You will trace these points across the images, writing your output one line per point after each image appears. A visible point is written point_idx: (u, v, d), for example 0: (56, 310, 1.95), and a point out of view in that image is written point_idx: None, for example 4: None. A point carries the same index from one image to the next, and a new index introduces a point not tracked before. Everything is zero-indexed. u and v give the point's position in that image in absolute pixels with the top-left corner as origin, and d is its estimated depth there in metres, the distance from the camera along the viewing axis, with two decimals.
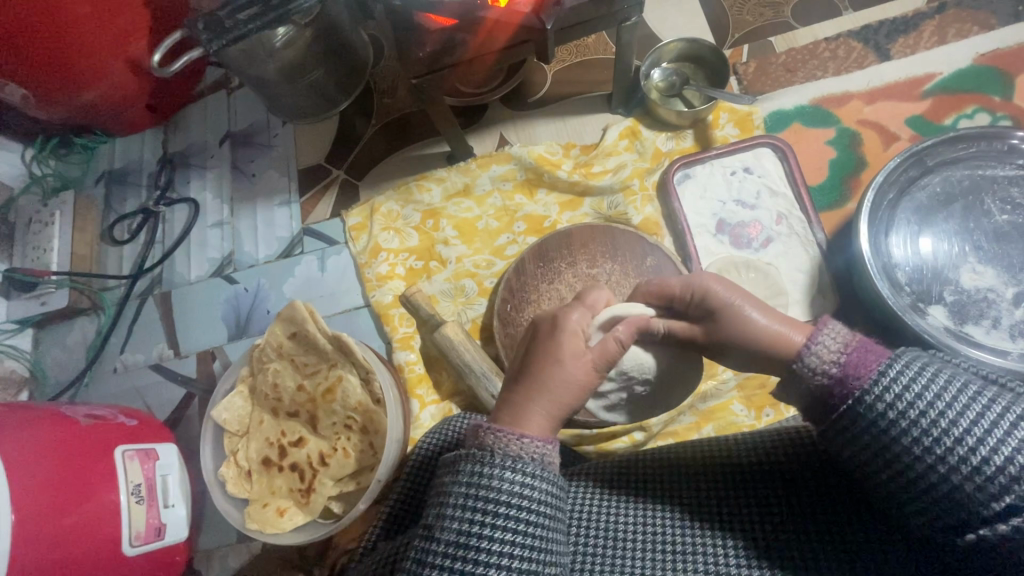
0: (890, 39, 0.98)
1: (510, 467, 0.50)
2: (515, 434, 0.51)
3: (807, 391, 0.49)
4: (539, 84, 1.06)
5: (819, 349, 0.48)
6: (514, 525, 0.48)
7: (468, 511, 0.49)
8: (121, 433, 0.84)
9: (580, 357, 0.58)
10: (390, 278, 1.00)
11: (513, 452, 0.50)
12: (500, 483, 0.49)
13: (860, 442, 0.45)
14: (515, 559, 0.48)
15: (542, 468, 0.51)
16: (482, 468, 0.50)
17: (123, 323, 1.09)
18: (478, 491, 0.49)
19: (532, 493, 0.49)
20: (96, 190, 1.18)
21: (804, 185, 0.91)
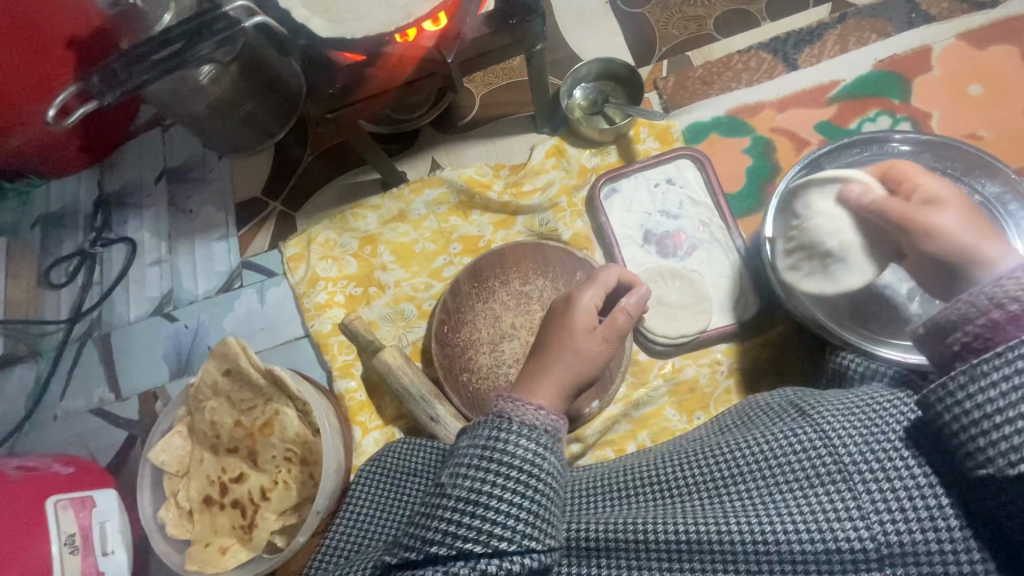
0: (798, 49, 1.03)
1: (525, 434, 0.52)
2: (531, 406, 0.55)
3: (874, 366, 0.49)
4: (467, 107, 1.08)
5: None
6: (519, 485, 0.50)
7: (479, 468, 0.50)
8: (55, 483, 0.83)
9: (592, 333, 0.69)
10: (329, 307, 1.00)
11: (528, 419, 0.53)
12: (513, 445, 0.51)
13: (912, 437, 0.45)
14: (521, 521, 0.48)
15: (549, 439, 0.53)
16: (497, 431, 0.52)
17: (62, 368, 1.07)
18: (492, 450, 0.51)
19: (542, 455, 0.52)
20: (32, 235, 1.17)
21: (722, 194, 0.95)
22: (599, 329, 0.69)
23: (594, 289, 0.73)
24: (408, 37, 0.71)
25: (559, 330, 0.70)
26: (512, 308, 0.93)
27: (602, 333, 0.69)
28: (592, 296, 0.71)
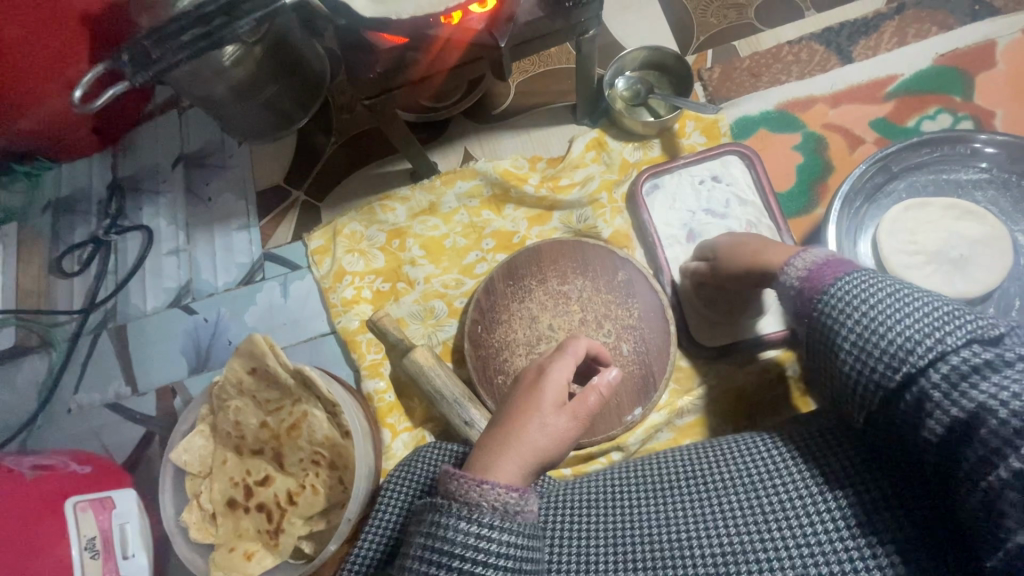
0: (852, 41, 0.98)
1: (466, 517, 0.48)
2: (475, 481, 0.50)
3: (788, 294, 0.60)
4: (502, 95, 1.03)
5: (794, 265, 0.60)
6: (480, 564, 0.47)
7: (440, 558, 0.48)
8: (72, 483, 0.79)
9: (561, 408, 0.58)
10: (356, 302, 0.96)
11: (473, 501, 0.49)
12: (463, 529, 0.48)
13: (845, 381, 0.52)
14: None
15: (504, 517, 0.49)
16: (440, 518, 0.49)
17: (75, 360, 1.03)
18: (445, 540, 0.48)
19: (502, 533, 0.48)
20: (43, 220, 1.12)
21: (772, 192, 0.90)
22: (569, 405, 0.59)
23: (563, 363, 0.62)
24: (453, 19, 0.66)
25: (522, 402, 0.59)
26: (550, 309, 0.89)
27: (572, 410, 0.58)
28: (560, 366, 0.61)
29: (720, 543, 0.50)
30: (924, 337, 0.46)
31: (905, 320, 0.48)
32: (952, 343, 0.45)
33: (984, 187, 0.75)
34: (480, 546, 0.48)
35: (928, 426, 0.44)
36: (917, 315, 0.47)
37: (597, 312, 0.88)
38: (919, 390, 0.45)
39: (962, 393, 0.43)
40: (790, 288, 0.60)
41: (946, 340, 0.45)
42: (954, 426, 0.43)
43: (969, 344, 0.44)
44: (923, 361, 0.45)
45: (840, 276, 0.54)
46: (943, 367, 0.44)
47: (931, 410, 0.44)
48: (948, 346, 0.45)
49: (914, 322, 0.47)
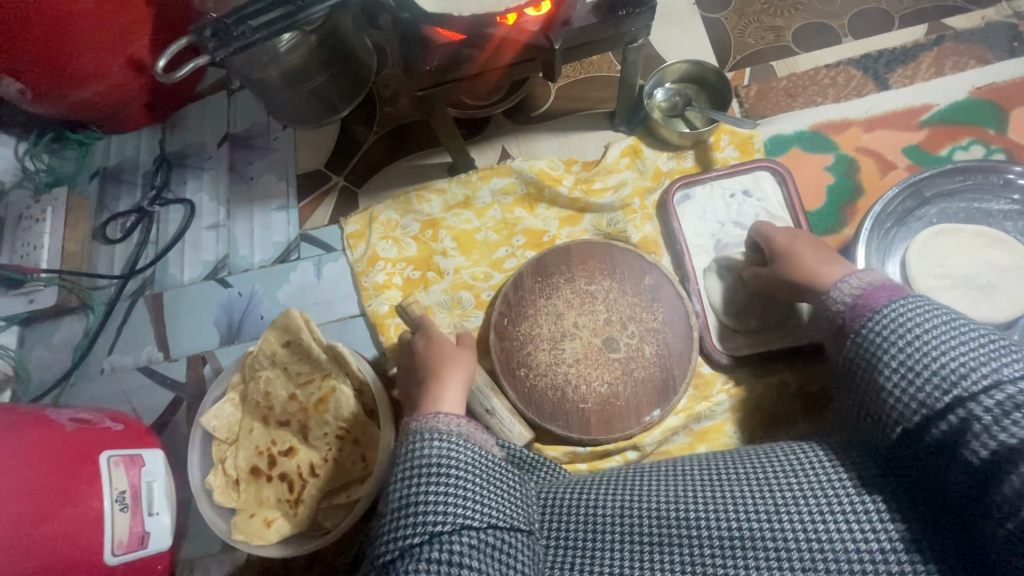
0: (890, 69, 1.00)
1: (434, 440, 0.58)
2: (438, 415, 0.61)
3: (832, 314, 0.61)
4: (542, 98, 1.06)
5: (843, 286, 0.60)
6: (449, 483, 0.55)
7: (414, 492, 0.55)
8: (104, 439, 0.82)
9: None
10: (387, 288, 0.99)
11: (437, 426, 0.59)
12: (430, 456, 0.56)
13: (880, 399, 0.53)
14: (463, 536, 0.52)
15: (463, 439, 0.59)
16: (412, 445, 0.58)
17: (111, 324, 1.07)
18: (416, 469, 0.56)
19: (466, 463, 0.57)
20: (91, 187, 1.17)
21: (802, 210, 0.92)
22: None
23: None
24: (509, 20, 0.69)
25: None
26: (576, 307, 0.91)
27: None
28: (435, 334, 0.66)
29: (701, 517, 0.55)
30: (979, 366, 0.48)
31: (959, 349, 0.49)
32: (1006, 374, 0.46)
33: (1015, 218, 0.77)
34: (448, 477, 0.55)
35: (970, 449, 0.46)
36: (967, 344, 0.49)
37: (622, 313, 0.90)
38: (965, 411, 0.47)
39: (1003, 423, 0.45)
40: (838, 309, 0.60)
41: (965, 385, 0.47)
42: (999, 452, 0.45)
43: (1000, 384, 0.46)
44: (975, 388, 0.47)
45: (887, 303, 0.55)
46: (988, 400, 0.46)
47: (972, 440, 0.46)
48: (1003, 377, 0.46)
49: (964, 353, 0.49)
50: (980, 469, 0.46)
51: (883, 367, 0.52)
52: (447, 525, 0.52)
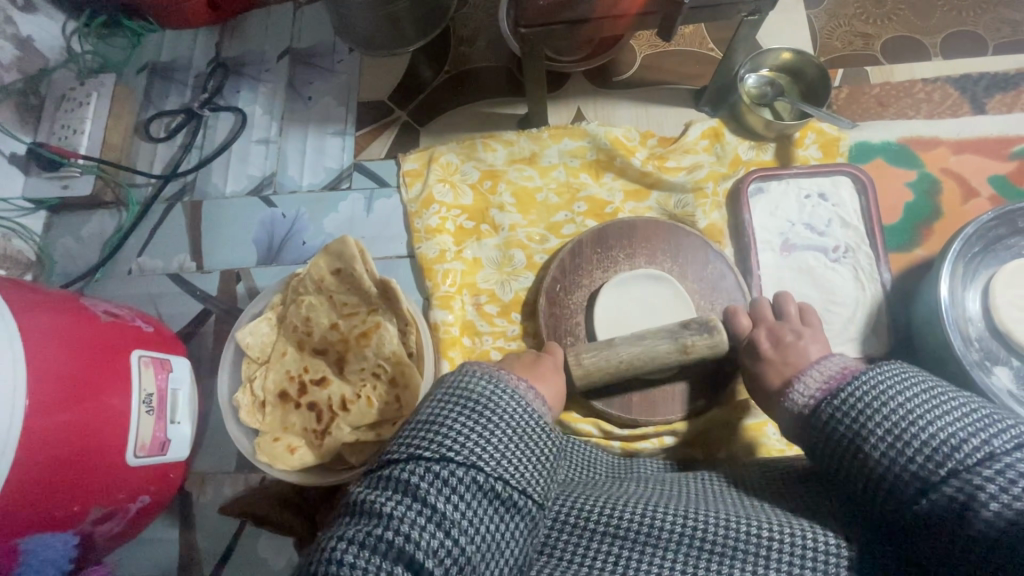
0: (988, 93, 0.97)
1: (486, 379, 0.56)
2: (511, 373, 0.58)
3: (793, 412, 0.57)
4: (628, 65, 1.03)
5: (806, 379, 0.57)
6: (476, 430, 0.51)
7: (447, 416, 0.53)
8: (135, 337, 0.80)
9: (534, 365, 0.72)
10: (439, 232, 0.95)
11: (497, 372, 0.56)
12: (476, 388, 0.55)
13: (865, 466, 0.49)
14: (472, 484, 0.49)
15: (517, 395, 0.55)
16: (460, 378, 0.56)
17: (145, 225, 1.03)
18: (461, 396, 0.54)
19: (510, 412, 0.53)
20: (137, 80, 1.11)
21: (878, 223, 0.89)
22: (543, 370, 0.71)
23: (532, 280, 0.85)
24: None
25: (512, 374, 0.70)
26: None
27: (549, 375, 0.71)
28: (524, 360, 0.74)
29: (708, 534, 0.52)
30: (973, 433, 0.45)
31: (983, 425, 0.45)
32: (1001, 445, 0.43)
33: None
34: (488, 418, 0.52)
35: (983, 518, 0.42)
36: (958, 415, 0.46)
37: None
38: (978, 480, 0.43)
39: (1015, 486, 0.41)
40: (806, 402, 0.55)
41: (993, 442, 0.44)
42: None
43: (1017, 449, 0.43)
44: (970, 459, 0.43)
45: (854, 377, 0.52)
46: (995, 464, 0.43)
47: (985, 501, 0.42)
48: (996, 447, 0.43)
49: (950, 422, 0.46)
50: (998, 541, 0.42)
51: (869, 443, 0.48)
52: (459, 458, 0.49)
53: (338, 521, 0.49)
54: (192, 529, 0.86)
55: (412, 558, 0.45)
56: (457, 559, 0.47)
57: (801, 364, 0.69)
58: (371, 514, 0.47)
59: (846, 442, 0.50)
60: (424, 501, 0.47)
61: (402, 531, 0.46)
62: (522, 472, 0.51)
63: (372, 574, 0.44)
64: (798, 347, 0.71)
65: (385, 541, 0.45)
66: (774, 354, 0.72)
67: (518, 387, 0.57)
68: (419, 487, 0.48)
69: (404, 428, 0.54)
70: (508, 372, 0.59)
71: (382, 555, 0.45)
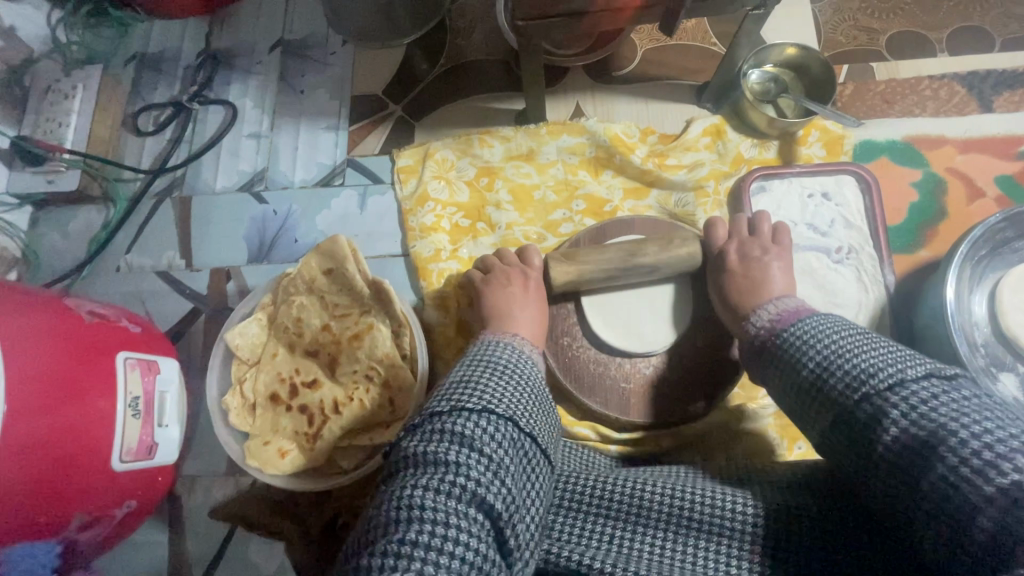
0: (996, 91, 0.95)
1: (508, 355, 0.61)
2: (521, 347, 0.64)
3: (751, 344, 0.63)
4: (628, 59, 1.00)
5: (762, 311, 0.64)
6: (506, 393, 0.54)
7: (477, 377, 0.56)
8: (121, 338, 0.77)
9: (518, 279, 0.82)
10: (434, 231, 0.93)
11: (518, 348, 0.63)
12: (505, 360, 0.59)
13: (802, 396, 0.53)
14: (514, 436, 0.50)
15: (533, 369, 0.60)
16: (485, 354, 0.61)
17: (133, 221, 1.01)
18: (490, 363, 0.59)
19: (530, 381, 0.58)
20: (124, 71, 1.08)
21: (883, 223, 0.87)
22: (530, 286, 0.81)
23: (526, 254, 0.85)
24: None
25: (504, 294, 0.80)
26: None
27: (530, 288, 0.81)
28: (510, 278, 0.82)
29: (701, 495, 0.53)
30: (886, 368, 0.46)
31: (896, 360, 0.47)
32: (910, 373, 0.44)
33: None
34: (514, 379, 0.57)
35: (883, 439, 0.43)
36: (880, 351, 0.48)
37: None
38: (875, 411, 0.44)
39: (917, 408, 0.42)
40: (758, 329, 0.63)
41: (907, 371, 0.45)
42: (911, 441, 0.41)
43: (926, 377, 0.44)
44: (882, 384, 0.45)
45: (800, 321, 0.58)
46: (901, 392, 0.44)
47: (886, 425, 0.43)
48: (907, 376, 0.44)
49: (873, 356, 0.48)
50: (895, 462, 0.42)
51: (801, 370, 0.53)
52: (500, 410, 0.51)
53: (395, 476, 0.46)
54: (182, 534, 0.84)
55: (482, 498, 0.44)
56: (511, 504, 0.46)
57: (762, 277, 0.76)
58: (432, 462, 0.45)
59: (794, 378, 0.54)
60: (479, 447, 0.47)
61: (471, 475, 0.45)
62: (543, 433, 0.54)
63: (451, 515, 0.43)
64: (762, 262, 0.78)
65: (454, 485, 0.44)
66: (738, 266, 0.78)
67: (524, 354, 0.63)
68: (472, 435, 0.47)
69: (437, 390, 0.55)
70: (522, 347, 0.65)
71: (454, 497, 0.44)
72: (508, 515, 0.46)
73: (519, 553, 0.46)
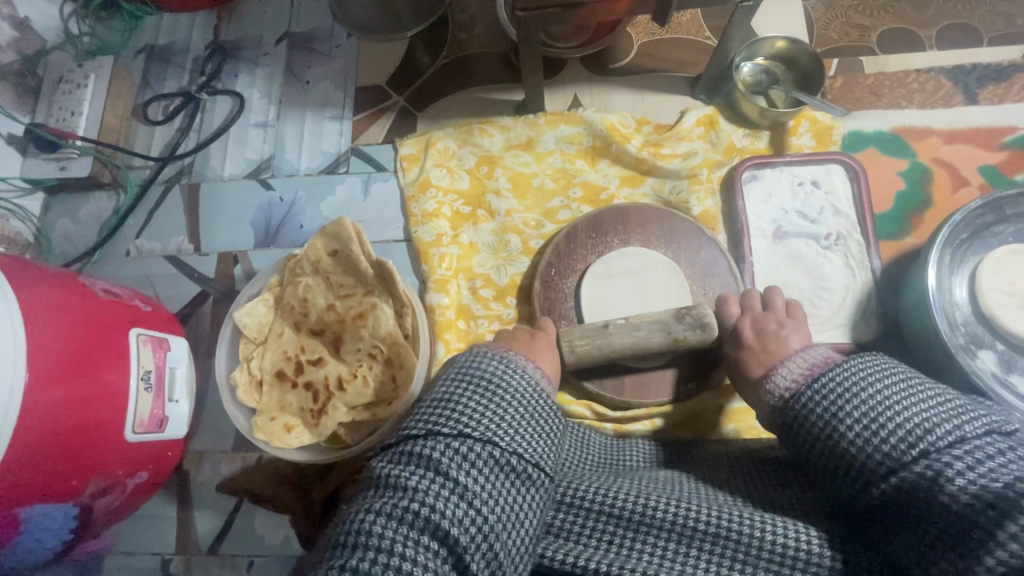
0: (981, 84, 0.98)
1: (501, 365, 0.60)
2: (525, 361, 0.63)
3: (767, 398, 0.61)
4: (624, 52, 1.03)
5: (785, 372, 0.60)
6: (487, 414, 0.55)
7: (461, 394, 0.57)
8: (133, 315, 0.80)
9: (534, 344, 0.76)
10: (435, 217, 0.96)
11: (513, 360, 0.61)
12: (491, 371, 0.59)
13: (836, 455, 0.53)
14: (489, 463, 0.52)
15: (530, 384, 0.60)
16: (476, 365, 0.61)
17: (143, 207, 1.03)
18: (473, 376, 0.59)
19: (522, 394, 0.58)
20: (134, 63, 1.11)
21: (870, 211, 0.90)
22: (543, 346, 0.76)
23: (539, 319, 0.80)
24: None
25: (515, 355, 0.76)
26: None
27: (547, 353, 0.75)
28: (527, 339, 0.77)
29: (686, 513, 0.56)
30: (942, 423, 0.48)
31: (936, 412, 0.49)
32: (972, 429, 0.47)
33: None
34: (501, 397, 0.57)
35: (948, 492, 0.45)
36: (927, 402, 0.50)
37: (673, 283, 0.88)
38: (931, 466, 0.46)
39: (980, 466, 0.45)
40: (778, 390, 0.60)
41: (966, 427, 0.47)
42: (983, 496, 0.43)
43: (989, 432, 0.47)
44: (942, 441, 0.47)
45: (833, 367, 0.56)
46: (963, 447, 0.46)
47: (951, 477, 0.45)
48: (967, 432, 0.47)
49: (924, 409, 0.50)
50: (958, 513, 0.44)
51: (844, 430, 0.52)
52: (474, 433, 0.53)
53: (363, 495, 0.52)
54: (189, 507, 0.87)
55: (438, 526, 0.48)
56: (481, 529, 0.50)
57: (781, 349, 0.71)
58: (396, 487, 0.50)
59: (824, 430, 0.54)
60: (445, 475, 0.50)
61: (427, 501, 0.49)
62: (534, 450, 0.55)
63: (400, 542, 0.48)
64: (780, 337, 0.73)
65: (412, 510, 0.49)
66: (756, 342, 0.74)
67: (526, 366, 0.62)
68: (439, 462, 0.51)
69: (420, 408, 0.58)
70: (521, 358, 0.64)
71: (408, 525, 0.48)
72: (473, 542, 0.49)
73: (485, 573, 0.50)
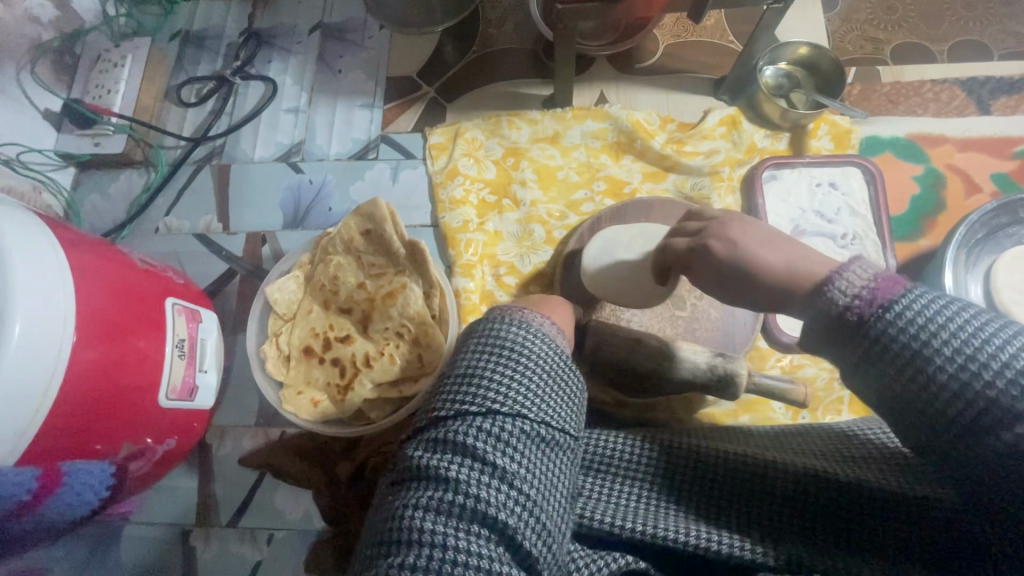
0: (993, 96, 1.01)
1: (516, 327, 0.55)
2: (538, 316, 0.57)
3: (821, 314, 0.43)
4: (650, 52, 1.07)
5: (848, 277, 0.43)
6: (512, 386, 0.50)
7: (483, 366, 0.52)
8: (167, 285, 0.82)
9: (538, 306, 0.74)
10: (462, 204, 0.98)
11: (529, 319, 0.56)
12: (512, 336, 0.54)
13: (913, 402, 0.40)
14: (524, 435, 0.48)
15: (548, 341, 0.55)
16: (494, 327, 0.55)
17: (173, 185, 1.05)
18: (492, 343, 0.54)
19: (545, 356, 0.53)
20: (169, 46, 1.14)
21: (885, 212, 0.93)
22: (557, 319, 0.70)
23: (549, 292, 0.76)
24: None
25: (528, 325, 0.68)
26: None
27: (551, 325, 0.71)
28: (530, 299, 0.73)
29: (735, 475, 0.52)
30: None
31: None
32: None
33: None
34: (525, 361, 0.52)
35: None
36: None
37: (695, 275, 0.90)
38: None
39: None
40: (840, 308, 0.42)
41: None
42: None
43: None
44: None
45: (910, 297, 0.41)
46: None
47: None
48: None
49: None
50: None
51: (937, 366, 0.38)
52: (506, 408, 0.49)
53: (399, 488, 0.48)
54: (211, 479, 0.88)
55: (485, 513, 0.45)
56: (530, 505, 0.47)
57: None
58: (434, 479, 0.46)
59: (908, 369, 0.39)
60: (484, 460, 0.46)
61: (471, 493, 0.45)
62: (560, 414, 0.52)
63: (447, 535, 0.43)
64: None
65: (454, 504, 0.45)
66: None
67: (543, 325, 0.57)
68: (477, 447, 0.47)
69: (444, 382, 0.53)
70: (537, 313, 0.58)
71: (455, 517, 0.44)
72: (523, 521, 0.46)
73: (540, 547, 0.46)
